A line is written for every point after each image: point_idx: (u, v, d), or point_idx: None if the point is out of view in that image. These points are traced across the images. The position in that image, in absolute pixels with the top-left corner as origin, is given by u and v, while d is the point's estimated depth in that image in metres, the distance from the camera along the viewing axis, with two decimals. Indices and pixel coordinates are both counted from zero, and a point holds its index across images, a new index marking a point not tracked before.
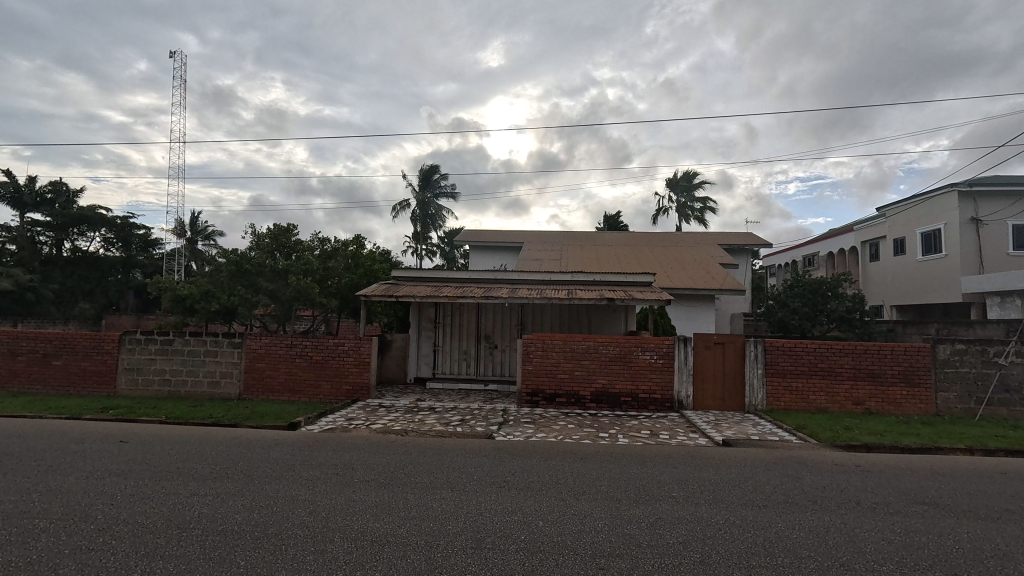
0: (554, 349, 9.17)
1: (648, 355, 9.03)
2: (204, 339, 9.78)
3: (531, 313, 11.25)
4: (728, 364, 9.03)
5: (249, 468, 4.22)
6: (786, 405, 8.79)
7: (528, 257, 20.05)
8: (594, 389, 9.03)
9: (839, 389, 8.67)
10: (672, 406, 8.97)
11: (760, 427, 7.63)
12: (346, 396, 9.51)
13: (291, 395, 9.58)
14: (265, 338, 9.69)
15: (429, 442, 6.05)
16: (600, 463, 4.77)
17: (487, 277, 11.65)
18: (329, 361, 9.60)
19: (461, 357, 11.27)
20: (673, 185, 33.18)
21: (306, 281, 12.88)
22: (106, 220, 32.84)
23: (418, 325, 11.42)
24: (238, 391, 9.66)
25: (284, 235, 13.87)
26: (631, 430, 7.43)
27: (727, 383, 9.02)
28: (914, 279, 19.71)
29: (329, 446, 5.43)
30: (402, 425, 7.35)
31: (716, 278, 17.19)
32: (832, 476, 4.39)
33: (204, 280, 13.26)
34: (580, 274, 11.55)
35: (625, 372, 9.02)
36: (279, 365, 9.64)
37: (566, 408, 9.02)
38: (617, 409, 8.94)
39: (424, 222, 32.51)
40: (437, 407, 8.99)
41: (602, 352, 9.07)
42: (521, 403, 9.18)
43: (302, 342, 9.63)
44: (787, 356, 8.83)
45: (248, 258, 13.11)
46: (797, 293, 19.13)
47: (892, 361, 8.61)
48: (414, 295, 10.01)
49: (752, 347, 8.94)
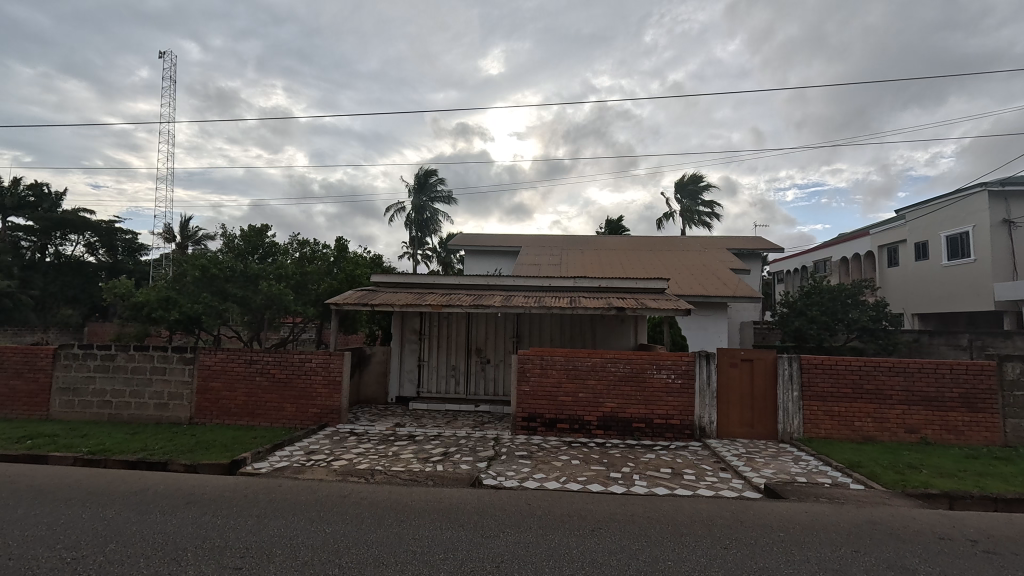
0: (553, 367, 7.88)
1: (663, 374, 7.73)
2: (150, 354, 8.46)
3: (528, 324, 9.99)
4: (758, 384, 7.74)
5: (111, 564, 2.89)
6: (826, 433, 7.50)
7: (526, 261, 18.85)
8: (601, 414, 7.73)
9: (889, 414, 7.39)
10: (692, 434, 7.68)
11: (804, 464, 6.33)
12: (314, 421, 8.21)
13: (250, 419, 8.27)
14: (220, 353, 8.39)
15: (394, 493, 4.75)
16: (620, 539, 3.46)
17: (478, 283, 10.38)
18: (294, 380, 8.30)
19: (449, 373, 10.00)
20: (679, 188, 32.01)
21: (279, 288, 11.72)
22: (91, 224, 31.69)
23: (401, 337, 10.14)
24: (189, 415, 8.35)
25: (258, 236, 12.76)
26: (648, 470, 6.14)
27: (756, 407, 7.73)
28: (939, 286, 18.47)
29: (259, 504, 4.10)
30: (371, 464, 6.06)
31: (729, 284, 15.94)
32: (954, 565, 3.10)
33: (164, 286, 11.77)
34: (584, 279, 10.33)
35: (636, 394, 7.73)
36: (236, 385, 8.34)
37: (568, 435, 7.72)
38: (628, 437, 7.64)
39: (420, 227, 31.32)
40: (418, 435, 7.71)
41: (610, 371, 7.78)
42: (516, 430, 7.88)
43: (263, 358, 8.35)
44: (827, 376, 7.55)
45: (215, 261, 11.81)
46: (815, 300, 17.75)
47: (951, 381, 7.31)
48: (392, 304, 8.67)
49: (786, 364, 7.65)
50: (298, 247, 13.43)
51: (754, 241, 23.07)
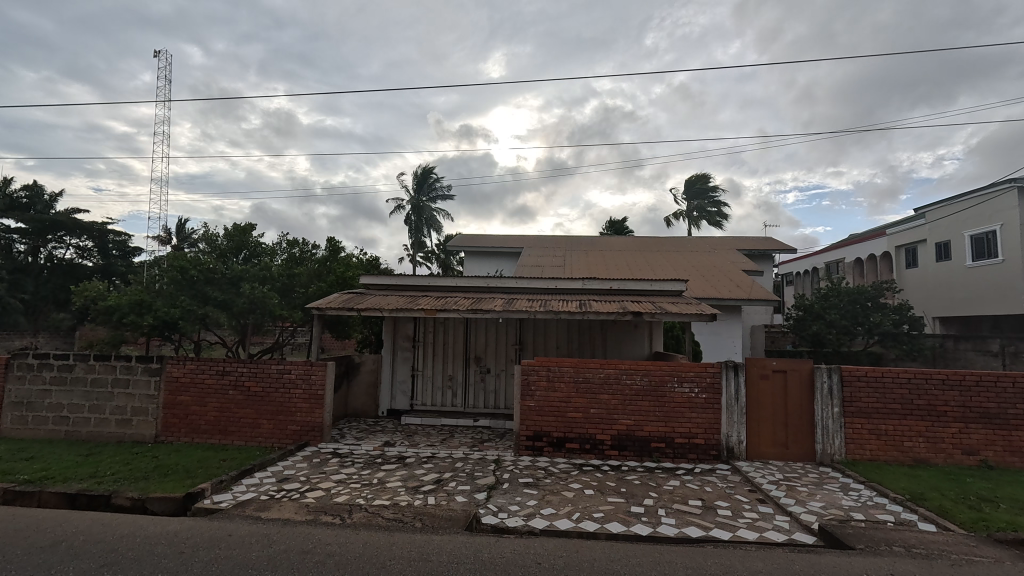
0: (561, 378, 7.01)
1: (685, 388, 6.84)
2: (111, 364, 7.57)
3: (533, 330, 9.14)
4: (792, 399, 6.85)
5: None
6: (871, 455, 6.62)
7: (528, 261, 18.01)
8: (615, 433, 6.86)
9: (943, 434, 6.51)
10: (718, 455, 6.79)
11: (855, 495, 5.43)
12: (293, 440, 7.34)
13: (222, 438, 7.40)
14: (190, 363, 7.53)
15: (373, 543, 3.87)
16: None
17: (477, 285, 9.53)
18: (271, 394, 7.43)
19: (446, 384, 9.13)
20: (686, 187, 31.18)
21: (262, 291, 10.93)
22: (83, 226, 30.91)
23: (392, 344, 9.29)
24: (154, 433, 7.49)
25: (242, 235, 12.05)
26: (674, 504, 5.25)
27: (790, 425, 6.84)
28: (963, 288, 17.59)
29: (194, 567, 3.22)
30: (351, 497, 5.19)
31: (743, 286, 15.09)
32: None
33: (138, 289, 10.88)
34: (593, 280, 9.48)
35: (654, 410, 6.85)
36: (206, 399, 7.47)
37: (579, 457, 6.85)
38: (646, 459, 6.76)
39: (419, 228, 30.51)
40: (409, 456, 6.82)
41: (625, 385, 6.90)
42: (519, 451, 7.00)
43: (237, 369, 7.48)
44: (873, 390, 6.66)
45: (194, 261, 10.99)
46: (833, 303, 16.87)
47: (1015, 397, 6.41)
48: (380, 309, 7.75)
49: (824, 376, 6.77)
50: (286, 247, 12.73)
51: (765, 242, 22.20)
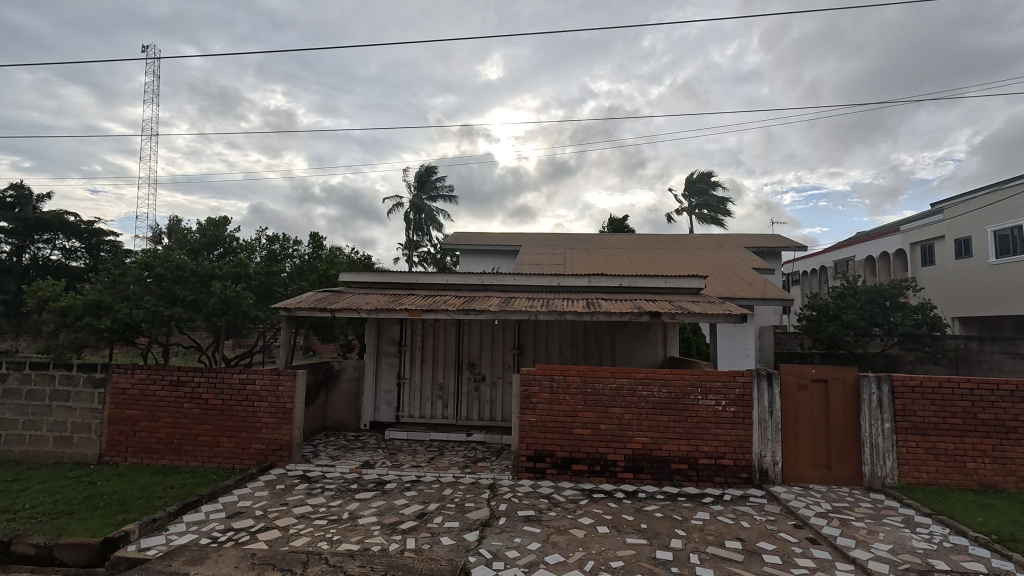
0: (566, 389, 6.04)
1: (710, 400, 5.88)
2: (49, 374, 6.58)
3: (532, 333, 8.19)
4: (835, 413, 5.90)
5: None
6: (928, 478, 5.68)
7: (527, 260, 17.06)
8: (629, 452, 5.91)
9: (1013, 453, 5.57)
10: (750, 479, 5.83)
11: (925, 533, 4.49)
12: (257, 461, 6.37)
13: (175, 459, 6.42)
14: (140, 373, 6.55)
15: None
16: None
17: (472, 282, 8.60)
18: (232, 408, 6.45)
19: (436, 395, 8.17)
20: (688, 185, 30.34)
21: (234, 290, 9.98)
22: (72, 226, 29.83)
23: (376, 350, 8.31)
24: (98, 452, 6.50)
25: (216, 229, 11.11)
26: (708, 547, 4.28)
27: (834, 443, 5.89)
28: (985, 286, 16.70)
29: None
30: (311, 543, 4.21)
31: (756, 285, 14.15)
32: None
33: (99, 288, 9.90)
34: (600, 276, 8.52)
35: (675, 427, 5.89)
36: (158, 414, 6.50)
37: (587, 481, 5.90)
38: (666, 484, 5.81)
39: (417, 228, 29.56)
40: (390, 481, 5.85)
41: (640, 397, 5.94)
42: (519, 474, 6.05)
43: (194, 379, 6.50)
44: (930, 403, 5.71)
45: (162, 257, 10.02)
46: (849, 302, 15.96)
47: None
48: (358, 308, 6.77)
49: (872, 387, 5.83)
50: (266, 243, 11.81)
51: (774, 239, 21.29)
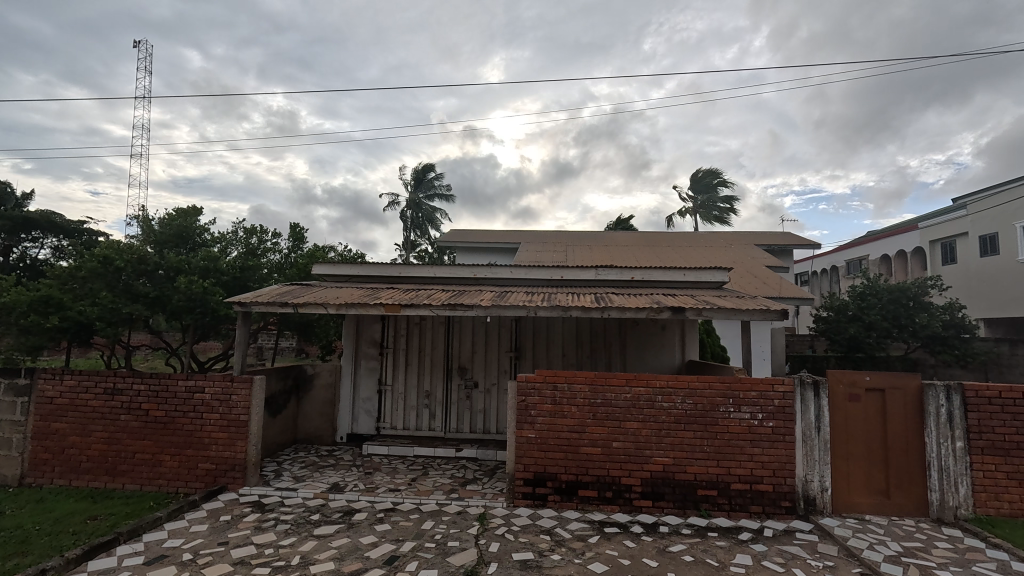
0: (571, 399, 5.06)
1: (743, 414, 4.89)
2: None
3: (531, 332, 7.23)
4: (895, 429, 4.90)
5: None
6: (1010, 510, 4.69)
7: (527, 257, 16.08)
8: (646, 476, 4.92)
9: None
10: (793, 508, 4.84)
11: None
12: (205, 483, 5.39)
13: (109, 481, 5.44)
14: (69, 379, 5.55)
15: None
16: None
17: (465, 276, 7.66)
18: (177, 421, 5.47)
19: (421, 403, 7.19)
20: (693, 183, 29.36)
21: (200, 285, 9.00)
22: (58, 225, 28.84)
23: (354, 352, 7.33)
24: (20, 473, 5.52)
25: (185, 220, 10.12)
26: None
27: (894, 466, 4.89)
28: (1014, 285, 15.68)
29: None
30: None
31: (772, 283, 13.14)
32: None
33: (51, 284, 8.93)
34: (609, 269, 7.54)
35: (702, 446, 4.90)
36: (90, 428, 5.51)
37: (596, 510, 4.92)
38: (691, 515, 4.83)
39: (415, 227, 28.57)
40: (359, 511, 4.86)
41: (661, 410, 4.95)
42: (515, 502, 5.06)
43: (133, 387, 5.52)
44: (1012, 419, 4.71)
45: (121, 248, 8.99)
46: (870, 302, 14.96)
47: None
48: (324, 303, 5.79)
49: (939, 399, 4.85)
50: (242, 236, 10.85)
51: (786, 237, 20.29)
